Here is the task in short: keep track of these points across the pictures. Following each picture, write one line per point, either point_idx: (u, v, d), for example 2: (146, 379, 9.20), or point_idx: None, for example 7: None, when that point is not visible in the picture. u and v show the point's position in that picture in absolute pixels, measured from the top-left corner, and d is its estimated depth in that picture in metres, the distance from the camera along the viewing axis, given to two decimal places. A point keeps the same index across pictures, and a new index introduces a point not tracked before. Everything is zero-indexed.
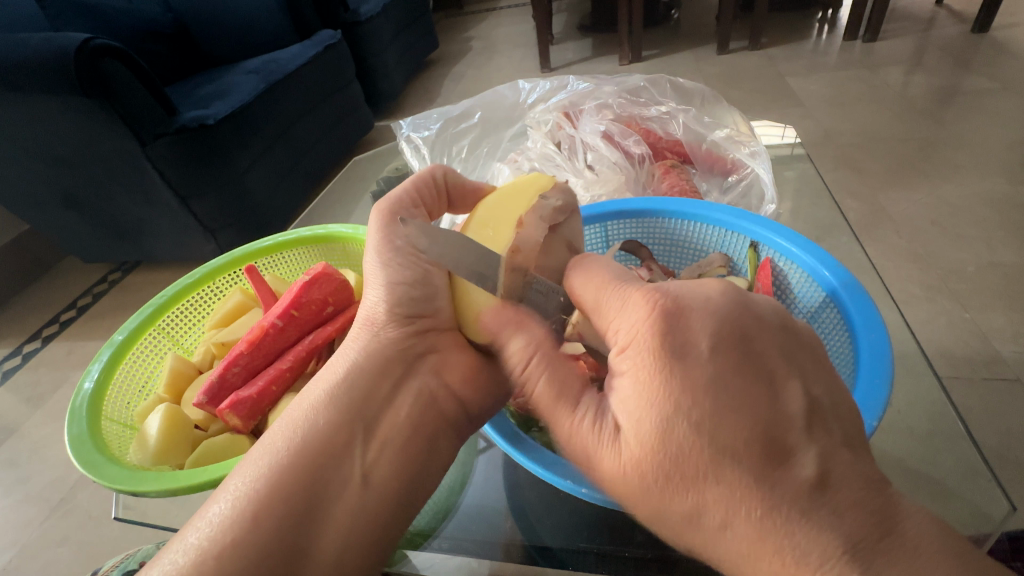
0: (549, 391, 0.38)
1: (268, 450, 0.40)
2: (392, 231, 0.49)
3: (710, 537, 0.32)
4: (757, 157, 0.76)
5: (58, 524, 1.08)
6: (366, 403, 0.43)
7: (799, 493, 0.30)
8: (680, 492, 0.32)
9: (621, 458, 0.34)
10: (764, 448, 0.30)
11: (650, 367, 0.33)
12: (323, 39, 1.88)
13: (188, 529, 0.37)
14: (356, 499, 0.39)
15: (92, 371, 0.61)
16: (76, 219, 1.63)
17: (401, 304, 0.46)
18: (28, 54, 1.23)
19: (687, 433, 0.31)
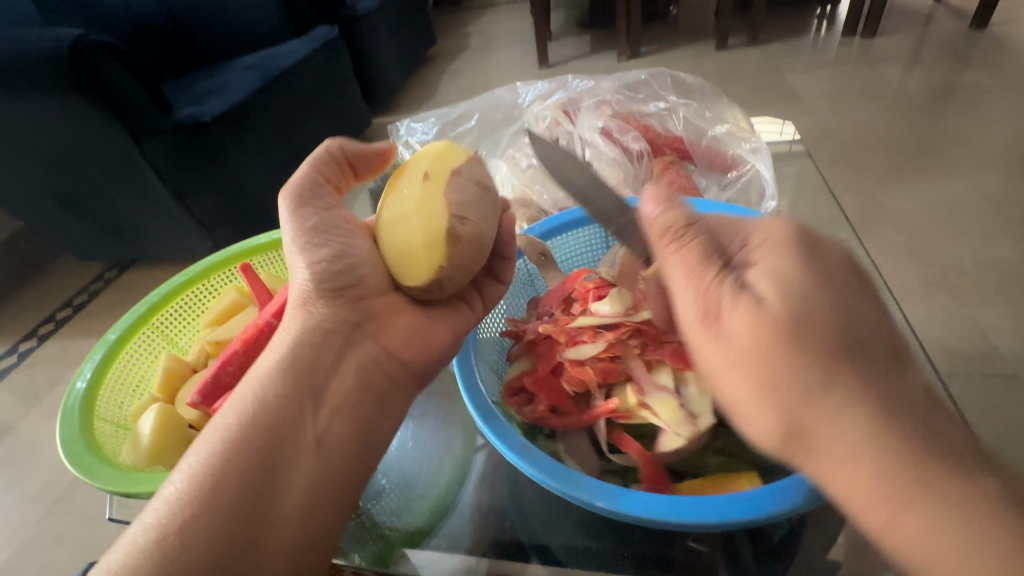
0: (695, 258, 0.40)
1: (218, 426, 0.43)
2: (305, 214, 0.50)
3: (838, 423, 0.35)
4: (757, 153, 0.77)
5: (54, 523, 1.08)
6: (312, 373, 0.47)
7: (920, 389, 0.36)
8: (826, 363, 0.35)
9: (772, 322, 0.36)
10: (891, 350, 0.37)
11: (800, 255, 0.39)
12: (320, 35, 1.87)
13: (146, 509, 0.39)
14: (313, 461, 0.43)
15: (85, 371, 0.61)
16: (72, 217, 1.62)
17: (324, 281, 0.49)
18: (20, 50, 1.21)
19: (835, 308, 0.36)
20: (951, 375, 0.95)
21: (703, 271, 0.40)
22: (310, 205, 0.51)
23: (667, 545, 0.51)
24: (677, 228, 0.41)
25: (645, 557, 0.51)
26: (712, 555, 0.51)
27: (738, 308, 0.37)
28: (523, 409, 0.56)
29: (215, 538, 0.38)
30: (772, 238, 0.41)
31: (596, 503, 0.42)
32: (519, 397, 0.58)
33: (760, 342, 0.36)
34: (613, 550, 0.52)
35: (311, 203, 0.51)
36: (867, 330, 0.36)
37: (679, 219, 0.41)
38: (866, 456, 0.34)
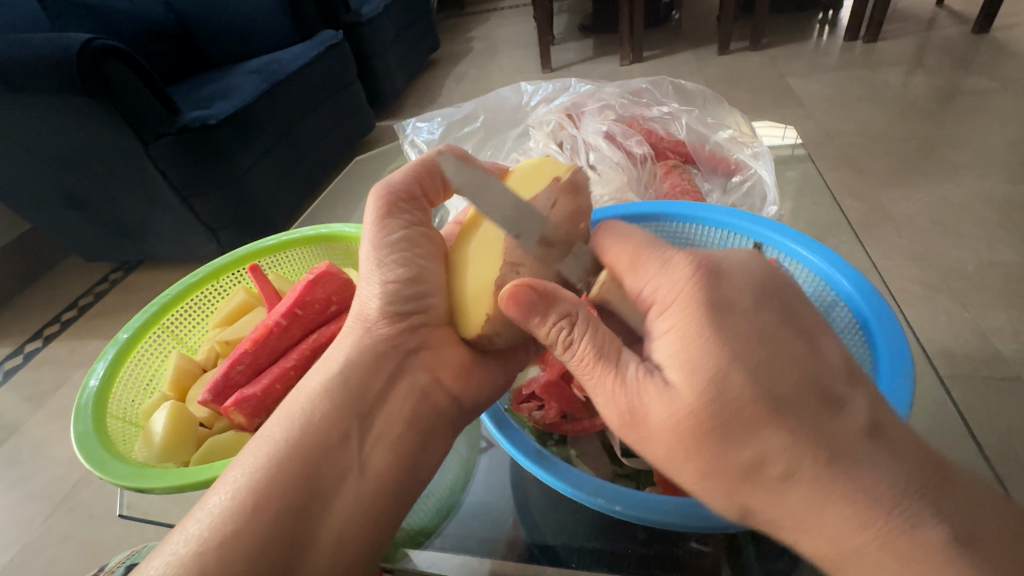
0: (592, 353, 0.39)
1: (261, 446, 0.41)
2: (392, 223, 0.48)
3: (776, 490, 0.34)
4: (760, 158, 0.77)
5: (61, 521, 1.09)
6: (361, 398, 0.45)
7: (858, 439, 0.32)
8: (738, 443, 0.33)
9: (670, 409, 0.35)
10: (818, 397, 0.33)
11: (692, 322, 0.35)
12: (326, 39, 1.89)
13: (187, 520, 0.38)
14: (355, 490, 0.41)
15: (97, 369, 0.62)
16: (79, 218, 1.63)
17: (397, 302, 0.47)
18: (31, 54, 1.24)
19: (742, 383, 0.33)
20: (952, 377, 0.94)
21: (603, 363, 0.39)
22: (398, 215, 0.48)
23: (670, 547, 0.52)
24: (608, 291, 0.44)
25: (648, 556, 0.52)
26: (716, 553, 0.52)
27: (653, 396, 0.36)
28: (534, 414, 0.56)
29: (256, 554, 0.36)
30: (674, 293, 0.36)
31: (614, 505, 0.42)
32: (528, 404, 0.57)
33: (681, 436, 0.35)
34: (617, 550, 0.52)
35: (403, 213, 0.49)
36: (791, 387, 0.33)
37: (562, 310, 0.39)
38: (840, 533, 0.32)
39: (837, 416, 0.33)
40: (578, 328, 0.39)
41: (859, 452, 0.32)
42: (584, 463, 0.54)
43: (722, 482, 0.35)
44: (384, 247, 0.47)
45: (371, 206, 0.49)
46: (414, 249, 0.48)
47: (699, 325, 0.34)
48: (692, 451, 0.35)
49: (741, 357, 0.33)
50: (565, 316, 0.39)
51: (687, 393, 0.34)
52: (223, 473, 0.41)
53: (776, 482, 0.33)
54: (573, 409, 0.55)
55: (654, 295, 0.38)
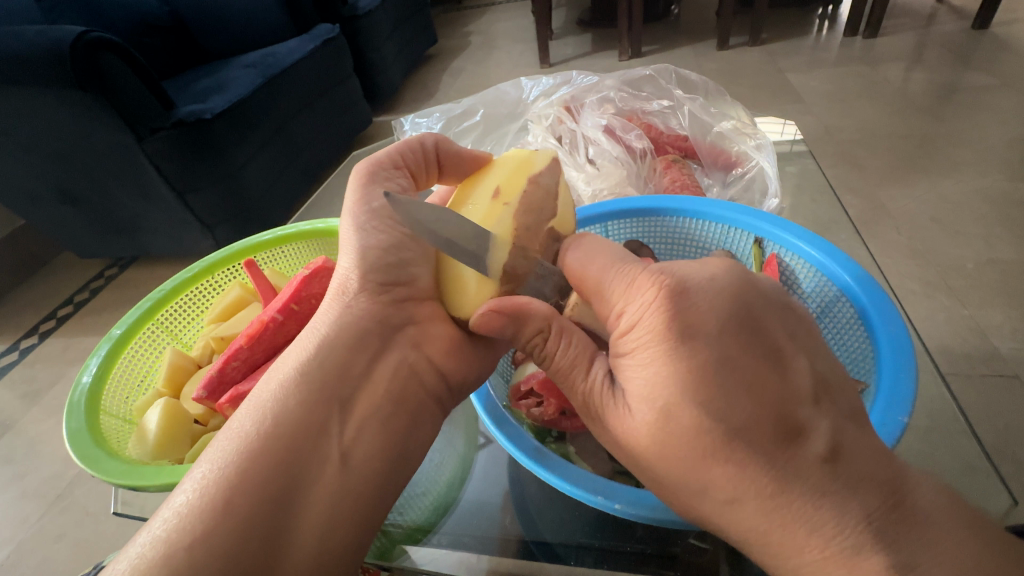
0: (563, 361, 0.40)
1: (236, 435, 0.38)
2: (372, 192, 0.49)
3: (718, 509, 0.34)
4: (762, 150, 0.77)
5: (56, 519, 1.08)
6: (341, 379, 0.43)
7: (813, 470, 0.31)
8: (690, 468, 0.33)
9: (627, 428, 0.36)
10: (777, 427, 0.32)
11: (653, 349, 0.34)
12: (322, 33, 1.87)
13: (151, 522, 0.35)
14: (336, 478, 0.39)
15: (90, 366, 0.61)
16: (73, 213, 1.62)
17: (379, 270, 0.46)
18: (22, 46, 1.21)
19: (693, 416, 0.32)
20: (950, 375, 0.94)
21: (569, 375, 0.40)
22: (380, 183, 0.50)
23: (668, 544, 0.51)
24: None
25: (646, 554, 0.51)
26: (715, 551, 0.51)
27: (617, 413, 0.37)
28: (533, 411, 0.55)
29: (232, 553, 0.33)
30: (640, 317, 0.35)
31: (613, 504, 0.41)
32: (527, 400, 0.56)
33: (639, 454, 0.36)
34: (613, 547, 0.52)
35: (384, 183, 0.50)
36: (747, 415, 0.32)
37: (534, 327, 0.40)
38: (790, 554, 0.32)
39: (794, 450, 0.31)
40: (551, 341, 0.40)
41: (815, 481, 0.31)
42: (583, 460, 0.53)
43: (674, 492, 0.36)
44: (364, 213, 0.48)
45: (352, 181, 0.50)
46: (395, 217, 0.48)
47: (662, 351, 0.33)
48: (646, 464, 0.36)
49: (698, 391, 0.32)
50: (539, 332, 0.40)
51: (643, 421, 0.34)
52: (191, 470, 0.38)
53: (720, 504, 0.34)
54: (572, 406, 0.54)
55: (620, 314, 0.37)
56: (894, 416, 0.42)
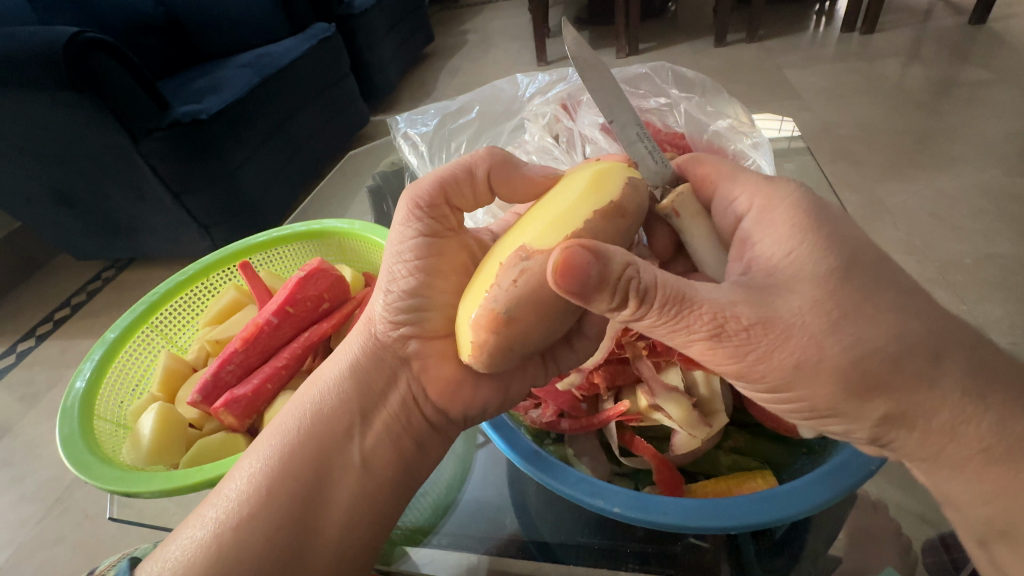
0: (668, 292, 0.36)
1: (272, 440, 0.43)
2: (407, 232, 0.46)
3: (927, 375, 0.35)
4: (759, 147, 0.78)
5: (54, 523, 1.07)
6: (368, 394, 0.45)
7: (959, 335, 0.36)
8: (885, 321, 0.35)
9: (806, 299, 0.36)
10: (917, 293, 0.37)
11: (804, 216, 0.39)
12: (318, 32, 1.86)
13: (205, 506, 0.41)
14: (354, 482, 0.42)
15: (84, 370, 0.60)
16: (69, 215, 1.61)
17: (398, 307, 0.44)
18: (17, 47, 1.21)
19: (863, 268, 0.36)
20: None
21: None
22: (415, 222, 0.46)
23: (667, 543, 0.51)
24: (631, 283, 0.35)
25: (647, 552, 0.51)
26: (714, 551, 0.50)
27: (787, 297, 0.36)
28: (531, 413, 0.55)
29: (261, 547, 0.38)
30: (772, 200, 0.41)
31: (611, 507, 0.41)
32: (525, 401, 0.56)
33: (824, 326, 0.35)
34: (614, 547, 0.52)
35: (419, 220, 0.46)
36: (894, 278, 0.37)
37: (620, 262, 0.35)
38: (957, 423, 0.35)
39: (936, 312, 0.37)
40: (645, 273, 0.35)
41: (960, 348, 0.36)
42: (583, 461, 0.52)
43: (866, 380, 0.35)
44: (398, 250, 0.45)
45: (400, 207, 0.47)
46: (421, 258, 0.44)
47: (811, 218, 0.39)
48: (831, 340, 0.35)
49: (849, 248, 0.37)
50: (627, 265, 0.35)
51: (822, 281, 0.36)
52: (237, 464, 0.43)
53: (929, 366, 0.35)
54: (571, 407, 0.55)
55: (747, 206, 0.42)
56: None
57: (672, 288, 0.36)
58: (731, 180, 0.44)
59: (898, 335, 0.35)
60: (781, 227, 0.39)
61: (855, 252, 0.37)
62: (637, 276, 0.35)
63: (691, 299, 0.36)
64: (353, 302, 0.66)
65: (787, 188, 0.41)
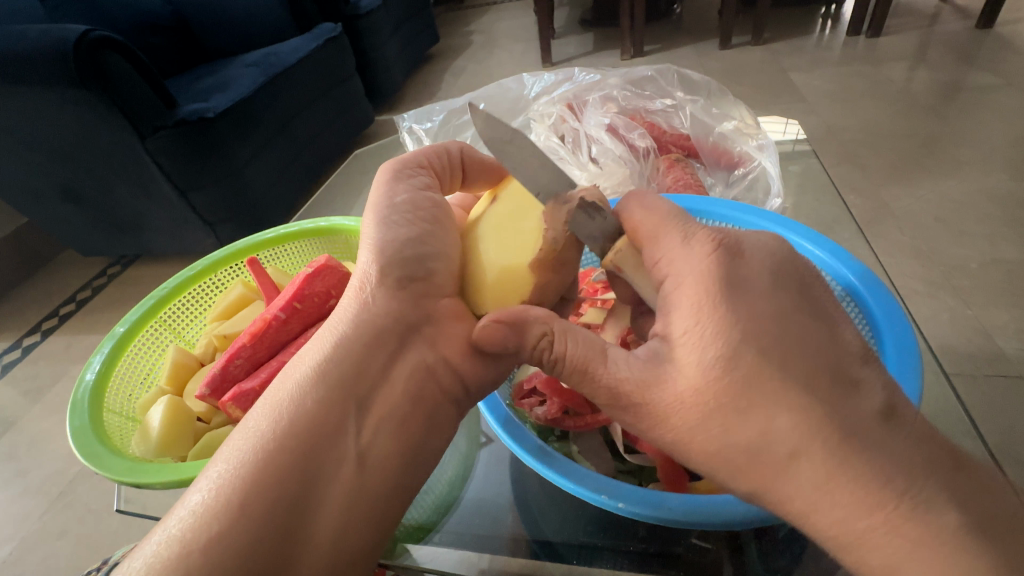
0: (576, 355, 0.38)
1: (251, 433, 0.38)
2: (398, 188, 0.48)
3: (773, 470, 0.33)
4: (764, 150, 0.77)
5: (58, 516, 1.08)
6: (359, 381, 0.41)
7: (870, 423, 0.32)
8: (749, 420, 0.33)
9: (678, 383, 0.35)
10: (834, 378, 0.33)
11: (708, 296, 0.35)
12: (324, 32, 1.87)
13: (169, 516, 0.35)
14: (352, 478, 0.38)
15: (93, 363, 0.61)
16: (76, 212, 1.62)
17: (403, 263, 0.44)
18: (25, 44, 1.22)
19: (753, 358, 0.33)
20: (954, 374, 0.94)
21: None
22: (405, 181, 0.49)
23: (668, 543, 0.51)
24: (544, 347, 0.39)
25: (648, 553, 0.51)
26: (717, 551, 0.51)
27: (664, 376, 0.36)
28: (536, 410, 0.55)
29: (246, 553, 0.33)
30: (693, 267, 0.37)
31: (615, 502, 0.41)
32: (529, 399, 0.57)
33: (688, 413, 0.35)
34: (615, 546, 0.52)
35: (409, 177, 0.49)
36: (803, 363, 0.33)
37: (535, 331, 0.39)
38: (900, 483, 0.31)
39: (852, 403, 0.32)
40: (558, 343, 0.39)
41: (874, 436, 0.31)
42: (587, 459, 0.53)
43: (726, 463, 0.34)
44: (388, 211, 0.46)
45: (381, 173, 0.50)
46: (421, 211, 0.47)
47: (717, 297, 0.35)
48: (694, 426, 0.35)
49: (751, 335, 0.33)
50: (541, 335, 0.39)
51: (698, 370, 0.34)
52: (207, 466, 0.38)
53: (779, 464, 0.32)
54: (575, 405, 0.55)
55: (667, 269, 0.38)
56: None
57: (579, 359, 0.38)
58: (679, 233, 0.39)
59: (774, 429, 0.32)
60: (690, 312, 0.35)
61: (757, 337, 0.33)
62: (549, 347, 0.39)
63: (594, 370, 0.38)
64: None
65: (701, 256, 0.37)
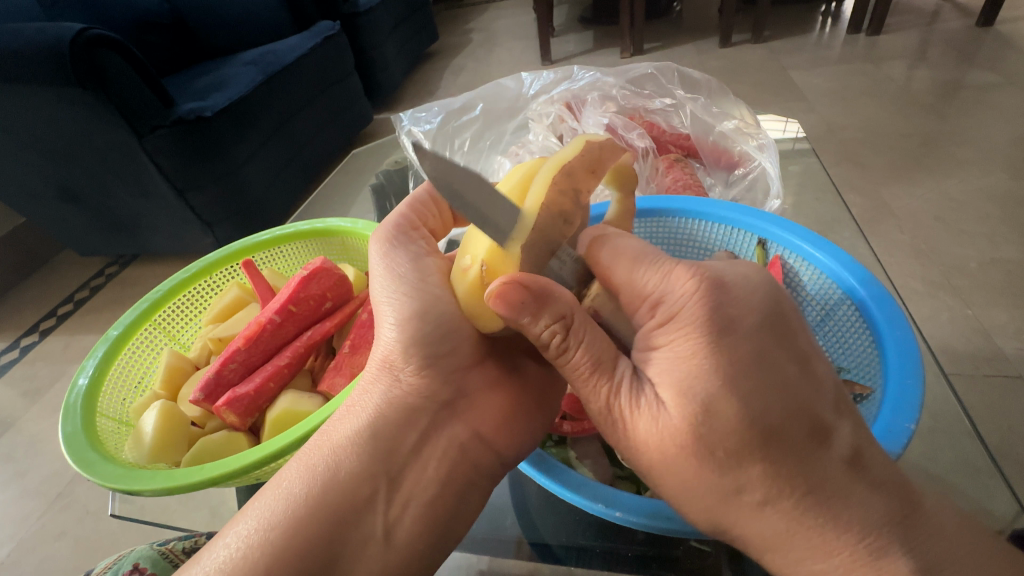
0: (585, 362, 0.36)
1: (282, 494, 0.38)
2: (397, 257, 0.44)
3: (742, 516, 0.33)
4: (765, 151, 0.76)
5: (56, 518, 1.08)
6: (390, 457, 0.41)
7: (733, 502, 0.33)
8: (667, 485, 0.35)
9: (659, 430, 0.33)
10: (710, 486, 0.33)
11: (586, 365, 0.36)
12: (322, 30, 1.87)
13: (194, 566, 0.36)
14: (378, 558, 0.38)
15: (87, 367, 0.60)
16: (74, 212, 1.61)
17: (429, 345, 0.42)
18: (22, 44, 1.21)
19: (663, 449, 0.34)
20: (954, 375, 0.94)
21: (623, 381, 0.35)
22: (404, 249, 0.44)
23: (667, 546, 0.51)
24: (557, 332, 0.35)
25: (647, 556, 0.51)
26: (716, 555, 0.50)
27: (653, 414, 0.34)
28: None
29: None
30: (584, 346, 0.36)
31: (614, 512, 0.41)
32: None
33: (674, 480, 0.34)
34: (613, 549, 0.52)
35: (408, 245, 0.45)
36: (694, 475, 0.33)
37: (559, 309, 0.35)
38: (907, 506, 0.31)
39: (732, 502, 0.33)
40: (577, 332, 0.35)
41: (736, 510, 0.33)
42: (585, 464, 0.53)
43: (704, 502, 0.34)
44: (394, 280, 0.43)
45: (374, 247, 0.45)
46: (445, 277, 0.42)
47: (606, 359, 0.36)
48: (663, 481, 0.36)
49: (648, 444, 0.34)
50: (563, 317, 0.35)
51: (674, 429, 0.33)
52: (237, 515, 0.39)
53: (752, 506, 0.32)
54: (574, 410, 0.55)
55: (653, 311, 0.35)
56: (902, 421, 0.42)
57: (594, 354, 0.36)
58: (650, 270, 0.36)
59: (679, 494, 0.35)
60: (662, 352, 0.34)
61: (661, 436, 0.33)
62: (565, 332, 0.35)
63: (613, 363, 0.36)
64: (355, 302, 0.66)
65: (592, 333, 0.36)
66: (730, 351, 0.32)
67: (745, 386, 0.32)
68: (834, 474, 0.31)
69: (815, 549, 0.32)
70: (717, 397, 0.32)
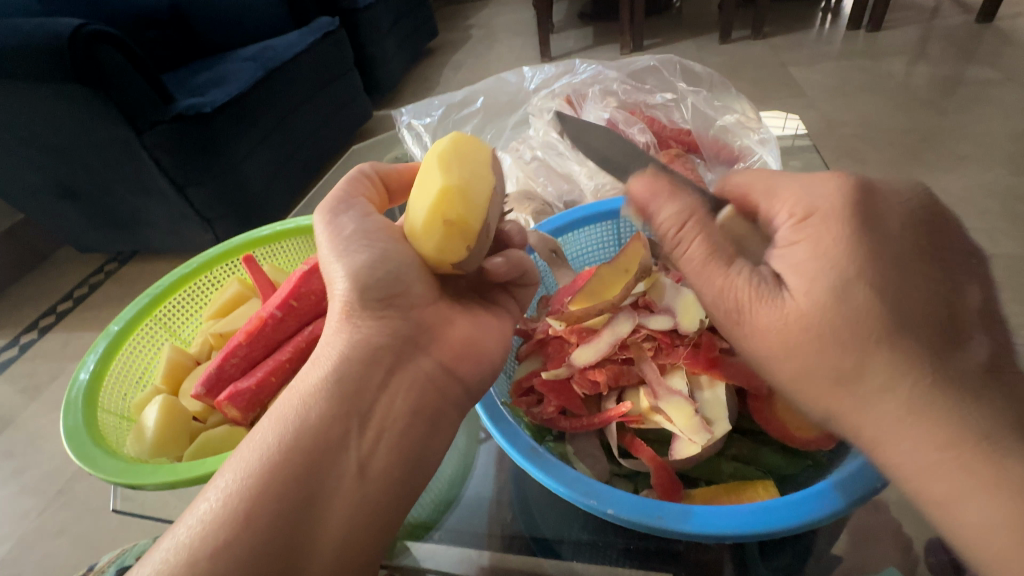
0: (703, 250, 0.38)
1: (259, 445, 0.38)
2: (339, 223, 0.45)
3: (866, 399, 0.34)
4: (766, 144, 0.76)
5: (57, 514, 1.08)
6: (357, 396, 0.40)
7: (874, 387, 0.33)
8: (798, 364, 0.36)
9: (781, 312, 0.35)
10: (840, 372, 0.34)
11: (702, 249, 0.38)
12: (322, 26, 1.86)
13: (176, 525, 0.36)
14: (355, 490, 0.38)
15: (88, 362, 0.60)
16: (72, 208, 1.61)
17: (373, 288, 0.42)
18: (20, 38, 1.21)
19: (796, 327, 0.35)
20: None
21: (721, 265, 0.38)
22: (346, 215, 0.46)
23: (670, 542, 0.51)
24: (677, 223, 0.39)
25: (649, 551, 0.51)
26: (719, 552, 0.50)
27: (777, 298, 0.36)
28: (533, 409, 0.55)
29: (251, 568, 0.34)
30: (687, 229, 0.39)
31: (604, 509, 0.41)
32: (528, 397, 0.56)
33: (803, 353, 0.35)
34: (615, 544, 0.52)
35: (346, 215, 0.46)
36: (827, 358, 0.34)
37: (670, 211, 0.39)
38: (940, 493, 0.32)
39: (857, 384, 0.34)
40: (695, 227, 0.39)
41: (865, 391, 0.34)
42: (582, 460, 0.52)
43: (827, 382, 0.35)
44: (343, 246, 0.43)
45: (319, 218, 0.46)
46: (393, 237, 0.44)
47: (715, 247, 0.38)
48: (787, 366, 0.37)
49: (783, 329, 0.35)
50: (679, 216, 0.39)
51: (802, 298, 0.34)
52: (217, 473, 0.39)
53: (877, 387, 0.33)
54: (573, 406, 0.55)
55: (782, 211, 0.37)
56: None
57: (716, 248, 0.38)
58: (767, 188, 0.39)
59: (807, 376, 0.36)
60: (796, 244, 0.35)
61: (803, 316, 0.35)
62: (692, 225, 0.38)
63: (727, 262, 0.38)
64: None
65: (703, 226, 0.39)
66: (879, 238, 0.34)
67: (894, 270, 0.33)
68: (949, 367, 0.33)
69: (934, 439, 0.33)
70: (841, 271, 0.33)
